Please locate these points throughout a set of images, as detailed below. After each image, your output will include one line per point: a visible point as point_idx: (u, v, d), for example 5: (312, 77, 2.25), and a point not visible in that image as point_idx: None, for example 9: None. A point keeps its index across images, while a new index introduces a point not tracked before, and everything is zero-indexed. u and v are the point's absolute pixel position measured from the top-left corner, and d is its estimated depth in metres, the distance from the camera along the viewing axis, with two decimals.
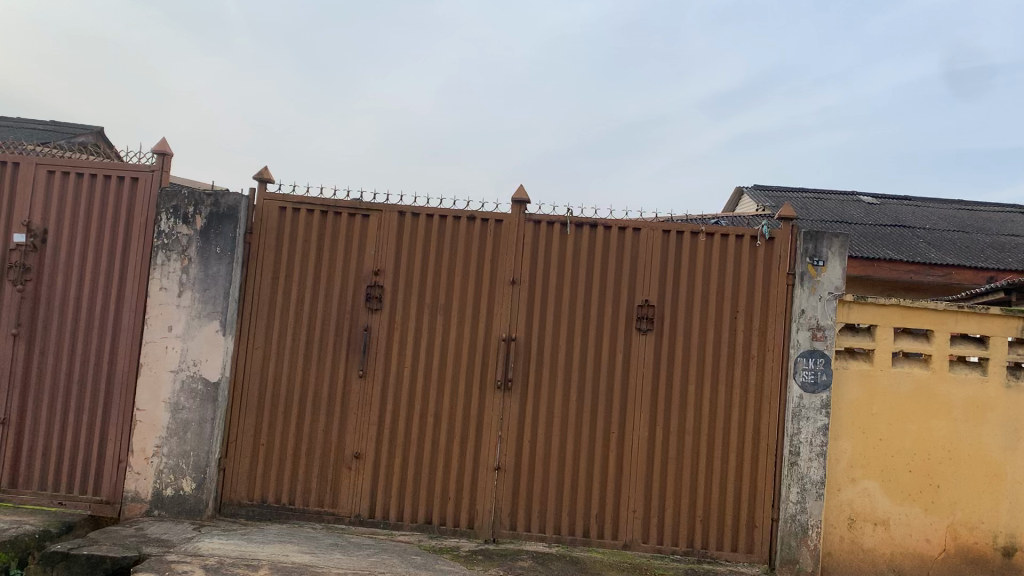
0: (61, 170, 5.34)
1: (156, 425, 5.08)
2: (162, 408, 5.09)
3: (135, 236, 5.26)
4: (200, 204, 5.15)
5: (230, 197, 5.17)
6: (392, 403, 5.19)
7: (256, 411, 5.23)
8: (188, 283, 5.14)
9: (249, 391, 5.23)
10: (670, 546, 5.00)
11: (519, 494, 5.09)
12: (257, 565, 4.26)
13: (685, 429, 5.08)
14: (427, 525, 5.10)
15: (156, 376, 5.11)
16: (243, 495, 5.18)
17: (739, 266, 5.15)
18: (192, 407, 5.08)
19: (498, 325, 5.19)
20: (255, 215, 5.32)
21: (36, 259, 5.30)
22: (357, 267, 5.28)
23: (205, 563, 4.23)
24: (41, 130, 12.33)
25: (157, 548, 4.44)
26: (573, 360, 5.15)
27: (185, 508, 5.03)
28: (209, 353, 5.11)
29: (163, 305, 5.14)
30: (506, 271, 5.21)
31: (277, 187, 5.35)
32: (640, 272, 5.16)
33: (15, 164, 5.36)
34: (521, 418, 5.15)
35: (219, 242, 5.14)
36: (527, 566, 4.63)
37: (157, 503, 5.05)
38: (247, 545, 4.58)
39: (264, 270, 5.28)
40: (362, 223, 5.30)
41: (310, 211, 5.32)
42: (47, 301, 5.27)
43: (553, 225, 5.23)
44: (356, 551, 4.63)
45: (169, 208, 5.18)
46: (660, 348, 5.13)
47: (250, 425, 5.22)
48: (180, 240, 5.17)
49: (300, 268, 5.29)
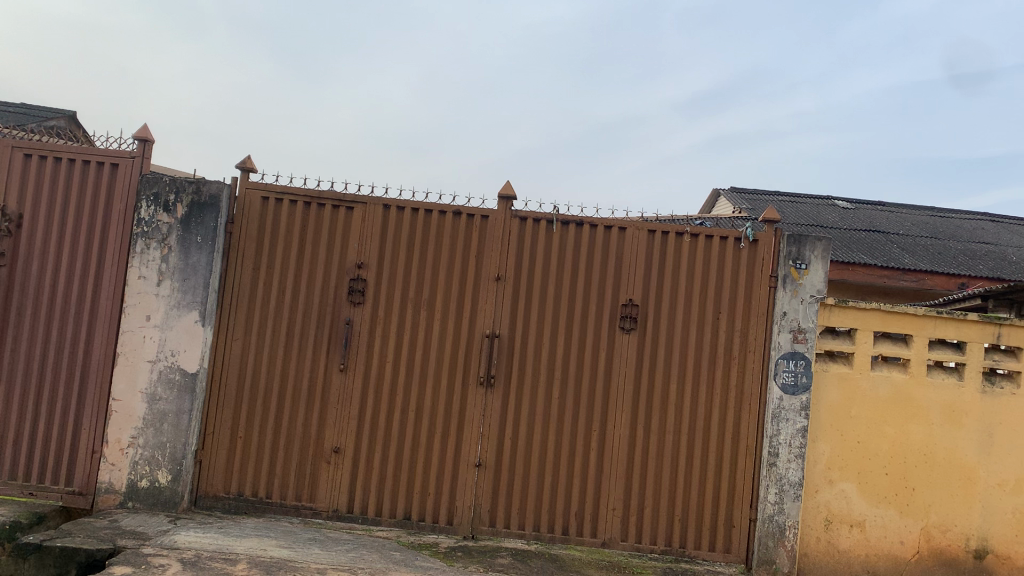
0: (38, 154, 5.23)
1: (132, 416, 5.01)
2: (139, 398, 5.02)
3: (114, 224, 5.17)
4: (182, 192, 5.09)
5: (212, 185, 5.11)
6: (372, 398, 5.16)
7: (234, 404, 5.17)
8: (168, 272, 5.07)
9: (227, 383, 5.17)
10: (648, 545, 5.01)
11: (500, 491, 5.08)
12: (235, 559, 4.21)
13: (667, 429, 5.09)
14: (406, 521, 5.07)
15: (132, 366, 5.03)
16: (220, 488, 5.12)
17: (723, 267, 5.17)
18: (170, 397, 5.02)
19: (481, 322, 5.17)
20: (237, 205, 5.24)
21: (10, 244, 5.19)
22: (340, 259, 5.23)
23: (183, 557, 4.17)
24: (12, 112, 12.10)
25: (133, 540, 4.37)
26: (557, 359, 5.14)
27: (160, 500, 4.97)
28: (188, 344, 5.05)
29: (142, 294, 5.07)
30: (491, 267, 5.19)
31: (260, 177, 5.29)
32: (624, 272, 5.17)
33: None
34: (502, 415, 5.13)
35: (200, 231, 5.09)
36: (506, 563, 4.62)
37: (131, 494, 4.98)
38: (224, 538, 4.53)
39: (245, 261, 5.22)
40: (345, 215, 5.25)
41: (293, 201, 5.26)
42: (21, 287, 5.17)
43: (538, 222, 5.22)
44: (335, 546, 4.59)
45: (150, 196, 5.10)
46: (644, 347, 5.13)
47: (228, 418, 5.16)
48: (160, 229, 5.09)
49: (282, 259, 5.23)
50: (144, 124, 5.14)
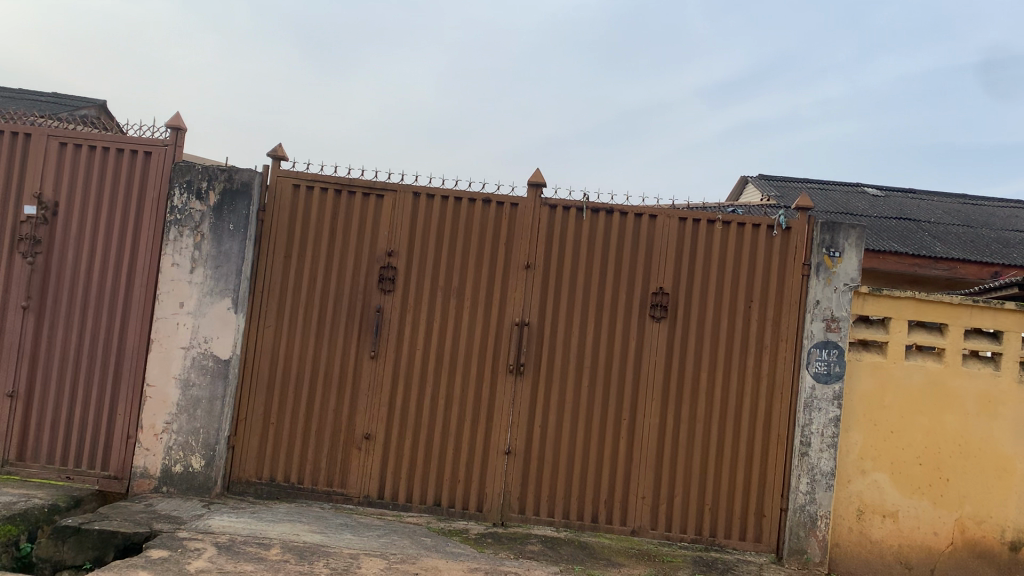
0: (73, 143, 5.28)
1: (166, 401, 5.06)
2: (173, 384, 5.07)
3: (147, 212, 5.21)
4: (214, 180, 5.12)
5: (244, 173, 5.13)
6: (402, 385, 5.18)
7: (266, 390, 5.21)
8: (201, 260, 5.10)
9: (259, 370, 5.21)
10: (678, 533, 5.00)
11: (530, 478, 5.09)
12: (269, 544, 4.25)
13: (697, 418, 5.07)
14: (436, 507, 5.09)
15: (166, 353, 5.08)
16: (252, 473, 5.18)
17: (756, 255, 5.12)
18: (204, 383, 5.07)
19: (511, 310, 5.17)
20: (269, 194, 5.27)
21: (46, 232, 5.26)
22: (370, 247, 5.24)
23: (217, 541, 4.22)
24: (45, 102, 12.24)
25: (168, 524, 4.43)
26: (587, 347, 5.13)
27: (194, 485, 5.03)
28: (221, 331, 5.10)
29: (175, 281, 5.11)
30: (520, 255, 5.18)
31: (291, 165, 5.32)
32: (655, 260, 5.14)
33: (28, 135, 5.31)
34: (532, 403, 5.13)
35: (233, 219, 5.12)
36: (537, 551, 4.63)
37: (166, 479, 5.04)
38: (257, 523, 4.58)
39: (277, 249, 5.25)
40: (375, 202, 5.26)
41: (324, 189, 5.28)
42: (58, 274, 5.23)
43: (568, 210, 5.20)
44: (366, 532, 4.62)
45: (183, 183, 5.14)
46: (674, 336, 5.11)
47: (261, 403, 5.20)
48: (193, 216, 5.13)
49: (313, 246, 5.25)
50: (176, 113, 5.18)
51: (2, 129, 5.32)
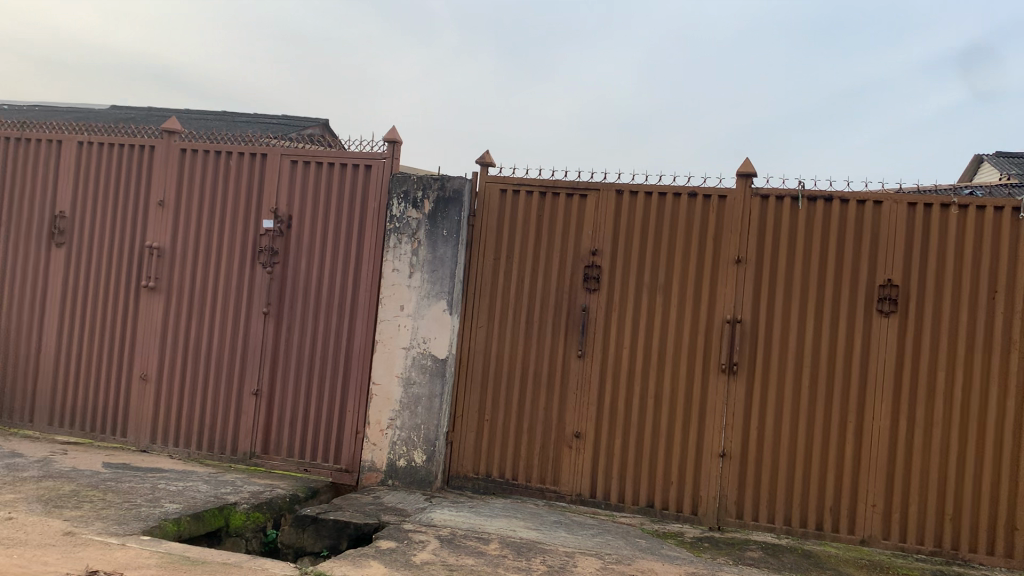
0: (302, 160, 5.71)
1: (390, 399, 5.35)
2: (395, 383, 5.35)
3: (369, 222, 5.54)
4: (428, 188, 5.35)
5: (455, 180, 5.32)
6: (612, 385, 5.16)
7: (480, 390, 5.38)
8: (418, 264, 5.35)
9: (473, 370, 5.38)
10: (914, 545, 4.63)
11: (747, 481, 4.90)
12: (488, 539, 4.38)
13: (933, 420, 4.67)
14: (650, 508, 5.03)
15: (389, 353, 5.38)
16: (469, 469, 5.36)
17: (999, 241, 4.64)
18: (423, 381, 5.30)
19: (722, 307, 5.01)
20: (478, 199, 5.44)
21: (282, 243, 5.72)
22: (576, 247, 5.27)
23: (440, 534, 4.40)
24: (276, 124, 13.36)
25: (395, 516, 4.68)
26: (805, 344, 4.87)
27: (417, 479, 5.28)
28: (437, 332, 5.31)
29: (395, 286, 5.40)
30: (730, 250, 5.01)
31: (498, 170, 5.46)
32: (880, 251, 4.79)
33: (264, 155, 5.81)
34: (747, 403, 4.94)
35: (446, 225, 5.32)
36: (756, 557, 4.44)
37: (391, 473, 5.33)
38: (475, 518, 4.72)
39: (486, 252, 5.40)
40: (580, 202, 5.28)
41: (529, 192, 5.37)
42: (292, 281, 5.68)
43: (781, 200, 4.96)
44: (580, 530, 4.64)
45: (399, 193, 5.41)
46: (905, 332, 4.74)
47: (476, 402, 5.37)
48: (410, 223, 5.38)
49: (521, 248, 5.36)
50: (393, 126, 5.47)
51: (243, 152, 5.85)
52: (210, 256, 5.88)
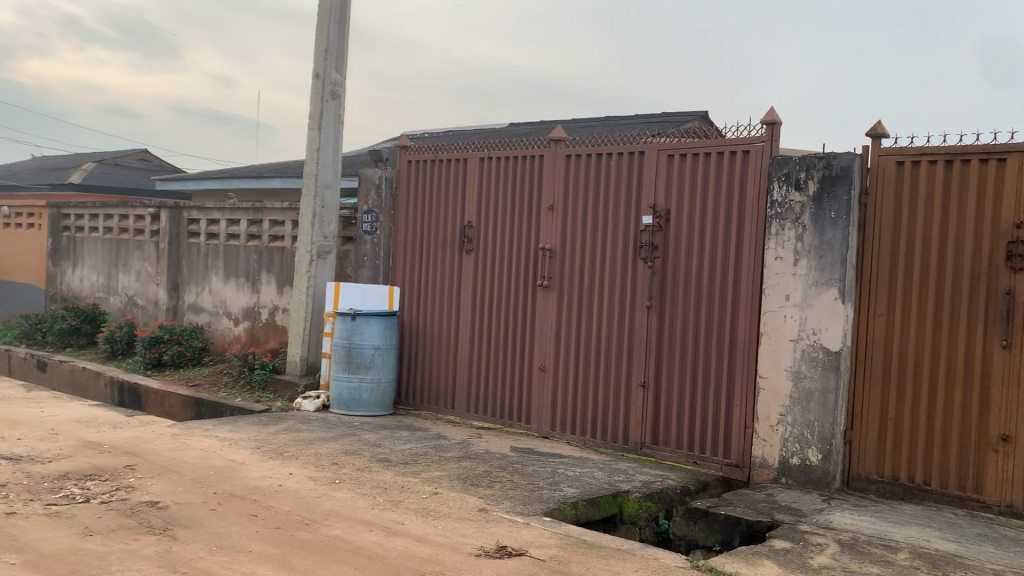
0: (679, 153, 5.71)
1: (780, 393, 5.13)
2: (785, 376, 5.12)
3: (749, 210, 5.36)
4: (812, 169, 5.04)
5: (843, 157, 4.93)
6: None
7: (881, 384, 4.92)
8: (805, 251, 5.07)
9: (873, 362, 4.94)
10: None
11: None
12: (896, 547, 3.98)
13: None
14: None
15: (777, 345, 5.16)
16: (872, 470, 4.93)
17: None
18: (815, 375, 5.00)
19: None
20: (870, 175, 4.99)
21: (662, 237, 5.76)
22: (994, 221, 4.58)
23: (840, 538, 4.10)
24: (656, 120, 13.59)
25: (790, 516, 4.46)
26: None
27: (813, 478, 4.99)
28: (829, 322, 4.97)
29: (781, 275, 5.18)
30: None
31: (895, 141, 4.96)
32: None
33: (642, 152, 5.91)
34: None
35: (834, 207, 4.96)
36: None
37: (784, 470, 5.10)
38: (882, 523, 4.33)
39: (884, 232, 4.93)
40: (997, 168, 4.58)
41: (932, 162, 4.79)
42: (674, 275, 5.70)
43: None
44: (1013, 547, 4.01)
45: (782, 176, 5.18)
46: None
47: (876, 398, 4.93)
48: (793, 208, 5.12)
49: (924, 226, 4.80)
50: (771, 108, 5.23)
51: (623, 151, 6.01)
52: (597, 253, 6.13)
